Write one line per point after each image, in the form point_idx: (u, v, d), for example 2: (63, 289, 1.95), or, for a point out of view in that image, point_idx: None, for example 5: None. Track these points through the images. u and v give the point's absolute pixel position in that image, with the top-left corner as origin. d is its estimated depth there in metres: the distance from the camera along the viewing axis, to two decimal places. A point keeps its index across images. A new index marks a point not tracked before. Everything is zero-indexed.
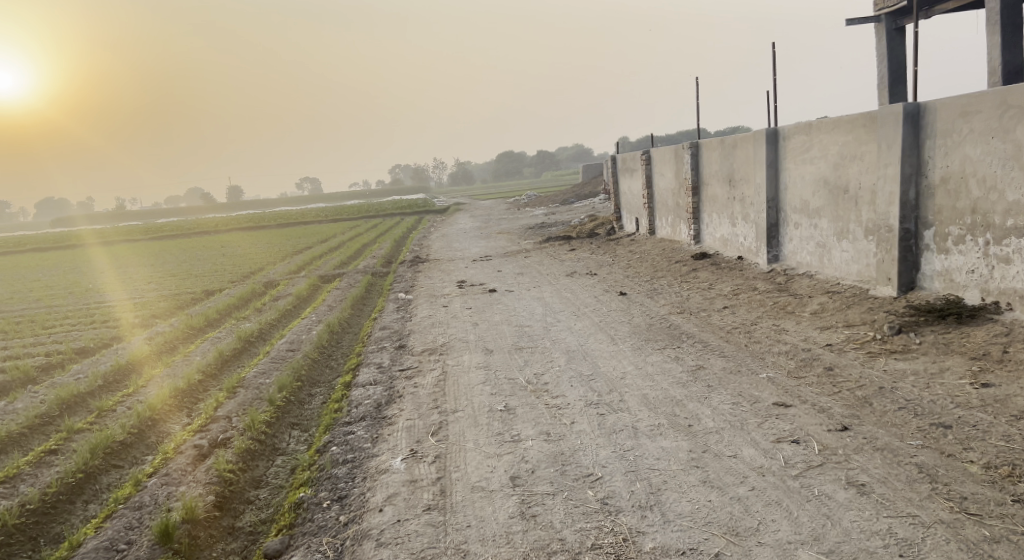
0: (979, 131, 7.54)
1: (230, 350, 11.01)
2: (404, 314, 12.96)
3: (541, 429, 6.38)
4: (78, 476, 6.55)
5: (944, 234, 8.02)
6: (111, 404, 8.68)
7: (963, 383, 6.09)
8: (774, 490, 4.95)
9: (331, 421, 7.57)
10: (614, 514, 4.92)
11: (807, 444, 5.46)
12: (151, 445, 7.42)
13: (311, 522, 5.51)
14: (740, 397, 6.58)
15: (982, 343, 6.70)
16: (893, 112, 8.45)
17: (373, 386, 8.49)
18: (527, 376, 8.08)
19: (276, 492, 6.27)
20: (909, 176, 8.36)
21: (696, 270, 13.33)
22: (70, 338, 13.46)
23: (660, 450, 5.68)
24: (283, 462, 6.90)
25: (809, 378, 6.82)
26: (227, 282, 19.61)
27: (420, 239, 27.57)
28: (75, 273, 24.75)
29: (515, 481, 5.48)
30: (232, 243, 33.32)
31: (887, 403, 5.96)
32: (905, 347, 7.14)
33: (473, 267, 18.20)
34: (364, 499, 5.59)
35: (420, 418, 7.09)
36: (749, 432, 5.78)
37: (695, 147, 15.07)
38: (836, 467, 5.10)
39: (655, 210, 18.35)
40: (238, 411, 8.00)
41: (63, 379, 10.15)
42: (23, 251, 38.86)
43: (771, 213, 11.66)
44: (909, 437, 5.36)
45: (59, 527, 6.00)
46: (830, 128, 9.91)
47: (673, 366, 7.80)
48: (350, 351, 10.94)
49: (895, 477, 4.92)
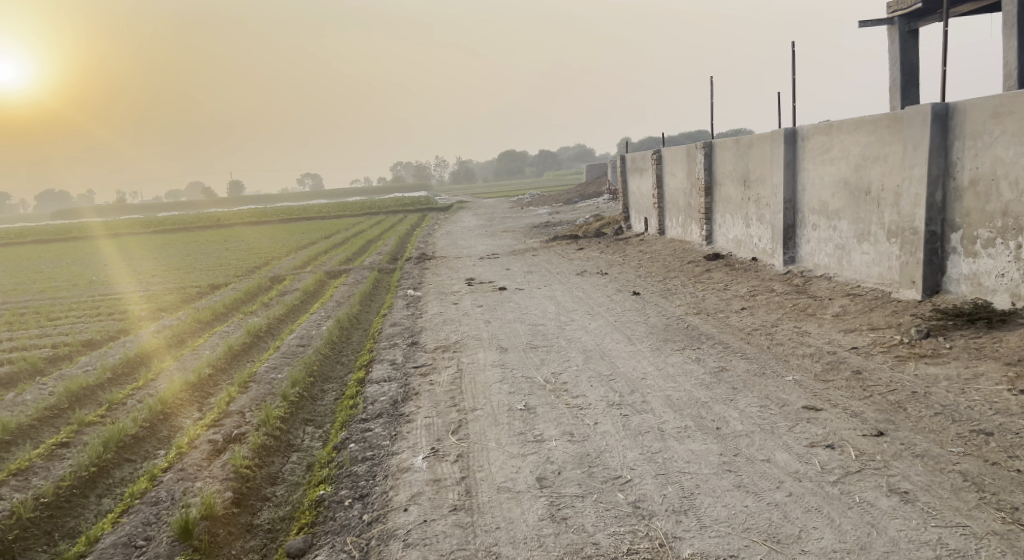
0: (1012, 132, 7.40)
1: (239, 344, 10.86)
2: (414, 311, 12.82)
3: (565, 429, 6.25)
4: (92, 469, 6.41)
5: (973, 238, 7.89)
6: (121, 397, 8.56)
7: (999, 389, 5.94)
8: (813, 496, 4.82)
9: (346, 417, 7.43)
10: (648, 519, 4.79)
11: (842, 449, 5.33)
12: (162, 440, 7.28)
13: (334, 520, 5.38)
14: (767, 400, 6.44)
15: (1015, 349, 6.57)
16: (921, 112, 8.31)
17: (388, 383, 8.35)
18: (544, 375, 7.94)
19: (293, 489, 6.13)
20: (936, 177, 8.22)
21: (710, 270, 13.19)
22: (76, 330, 13.33)
23: (690, 453, 5.54)
24: (299, 458, 6.76)
25: (837, 382, 6.68)
26: (232, 276, 19.44)
27: (425, 237, 27.42)
28: (78, 265, 24.58)
29: (543, 482, 5.34)
30: (236, 237, 33.15)
31: (922, 408, 5.83)
32: (936, 352, 7.00)
33: (482, 265, 18.05)
34: (387, 498, 5.46)
35: (438, 415, 6.94)
36: (781, 436, 5.65)
37: (708, 147, 14.92)
38: (875, 474, 4.97)
39: (664, 210, 18.19)
40: (251, 406, 7.88)
41: (71, 371, 10.03)
42: (25, 243, 38.67)
43: (788, 214, 11.52)
44: (949, 444, 5.23)
45: (73, 521, 5.86)
46: (851, 128, 9.78)
47: (695, 367, 7.66)
48: (361, 347, 10.79)
49: (939, 485, 4.79)
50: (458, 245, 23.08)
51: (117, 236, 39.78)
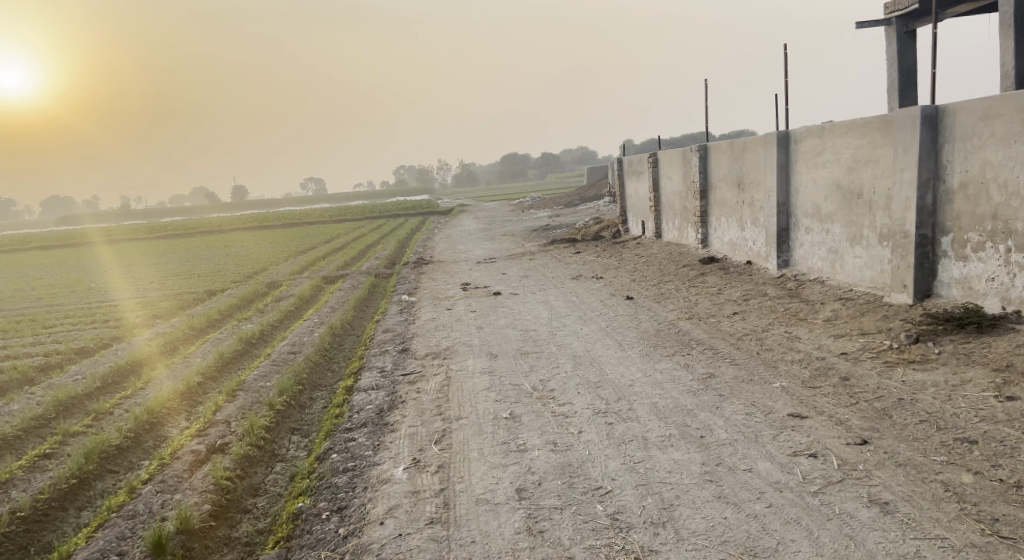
0: (1001, 135, 7.34)
1: (231, 352, 10.82)
2: (408, 316, 12.79)
3: (548, 438, 6.19)
4: (72, 482, 6.38)
5: (963, 241, 7.82)
6: (108, 407, 8.52)
7: (986, 396, 5.87)
8: (793, 507, 4.75)
9: (331, 427, 7.37)
10: (625, 531, 4.73)
11: (825, 458, 5.26)
12: (147, 450, 7.24)
13: (310, 534, 5.32)
14: (753, 407, 6.37)
15: (1004, 354, 6.50)
16: (911, 115, 8.23)
17: (375, 391, 8.29)
18: (533, 382, 7.87)
19: (274, 500, 6.08)
20: (926, 180, 8.15)
21: (705, 274, 13.11)
22: (70, 337, 13.34)
23: (672, 463, 5.48)
24: (282, 469, 6.70)
25: (825, 388, 6.61)
26: (229, 282, 19.46)
27: (423, 241, 27.39)
28: (77, 272, 24.52)
29: (521, 494, 5.27)
30: (236, 242, 33.24)
31: (908, 415, 5.75)
32: (924, 357, 6.93)
33: (479, 269, 18.03)
34: (364, 511, 5.40)
35: (423, 425, 6.88)
36: (764, 445, 5.58)
37: (704, 150, 14.84)
38: (857, 484, 4.90)
39: (661, 213, 18.12)
40: (237, 415, 7.83)
41: (61, 380, 9.97)
42: (27, 249, 38.92)
43: (782, 217, 11.46)
44: (933, 452, 5.17)
45: (50, 535, 5.83)
46: (843, 131, 9.70)
47: (683, 374, 7.59)
48: (352, 354, 10.74)
49: (919, 495, 4.72)
50: (455, 249, 23.06)
51: (117, 242, 39.86)
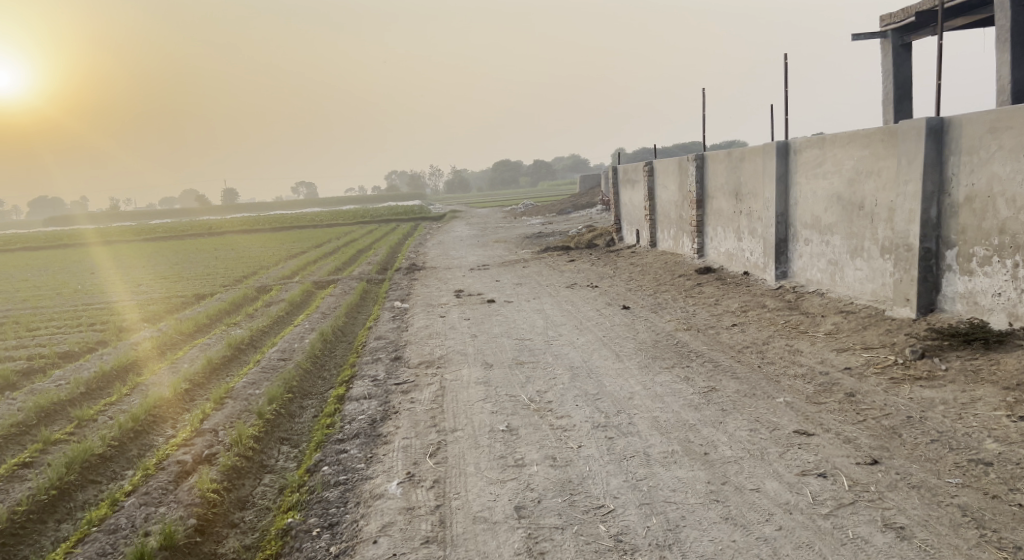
0: (1009, 148, 7.22)
1: (219, 358, 10.55)
2: (401, 323, 12.55)
3: (547, 453, 6.00)
4: (52, 493, 6.15)
5: (968, 255, 7.69)
6: (92, 414, 8.27)
7: (998, 415, 5.73)
8: (804, 530, 4.59)
9: (322, 437, 7.15)
10: (629, 554, 4.56)
11: (834, 478, 5.10)
12: (131, 459, 7.00)
13: (300, 552, 5.12)
14: (758, 423, 6.19)
15: (1013, 373, 6.37)
16: (915, 126, 8.10)
17: (367, 401, 8.07)
18: (529, 394, 7.68)
19: (262, 514, 5.87)
20: (931, 193, 8.01)
21: (701, 285, 12.94)
22: (54, 341, 13.02)
23: (676, 481, 5.29)
24: (270, 480, 6.48)
25: (830, 405, 6.44)
26: (218, 286, 19.11)
27: (416, 246, 27.18)
28: (65, 274, 24.10)
29: (520, 512, 5.09)
30: (226, 246, 32.81)
31: (917, 434, 5.61)
32: (931, 374, 6.79)
33: (472, 276, 17.78)
34: (357, 528, 5.21)
35: (417, 437, 6.68)
36: (771, 463, 5.41)
37: (700, 160, 14.71)
38: (869, 507, 4.74)
39: (656, 222, 17.96)
40: (225, 423, 7.60)
41: (43, 386, 9.69)
42: (12, 249, 38.42)
43: (780, 227, 11.31)
44: (947, 474, 5.02)
45: (27, 550, 5.61)
46: (844, 142, 9.58)
47: (684, 387, 7.41)
48: (344, 362, 10.51)
49: (936, 520, 4.57)
50: (447, 255, 22.82)
51: (108, 242, 39.49)
